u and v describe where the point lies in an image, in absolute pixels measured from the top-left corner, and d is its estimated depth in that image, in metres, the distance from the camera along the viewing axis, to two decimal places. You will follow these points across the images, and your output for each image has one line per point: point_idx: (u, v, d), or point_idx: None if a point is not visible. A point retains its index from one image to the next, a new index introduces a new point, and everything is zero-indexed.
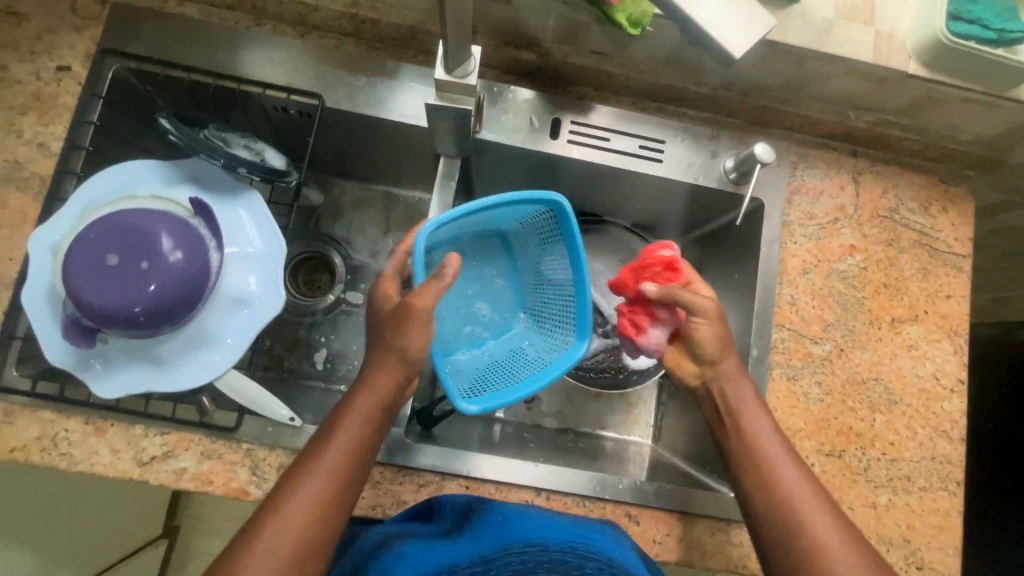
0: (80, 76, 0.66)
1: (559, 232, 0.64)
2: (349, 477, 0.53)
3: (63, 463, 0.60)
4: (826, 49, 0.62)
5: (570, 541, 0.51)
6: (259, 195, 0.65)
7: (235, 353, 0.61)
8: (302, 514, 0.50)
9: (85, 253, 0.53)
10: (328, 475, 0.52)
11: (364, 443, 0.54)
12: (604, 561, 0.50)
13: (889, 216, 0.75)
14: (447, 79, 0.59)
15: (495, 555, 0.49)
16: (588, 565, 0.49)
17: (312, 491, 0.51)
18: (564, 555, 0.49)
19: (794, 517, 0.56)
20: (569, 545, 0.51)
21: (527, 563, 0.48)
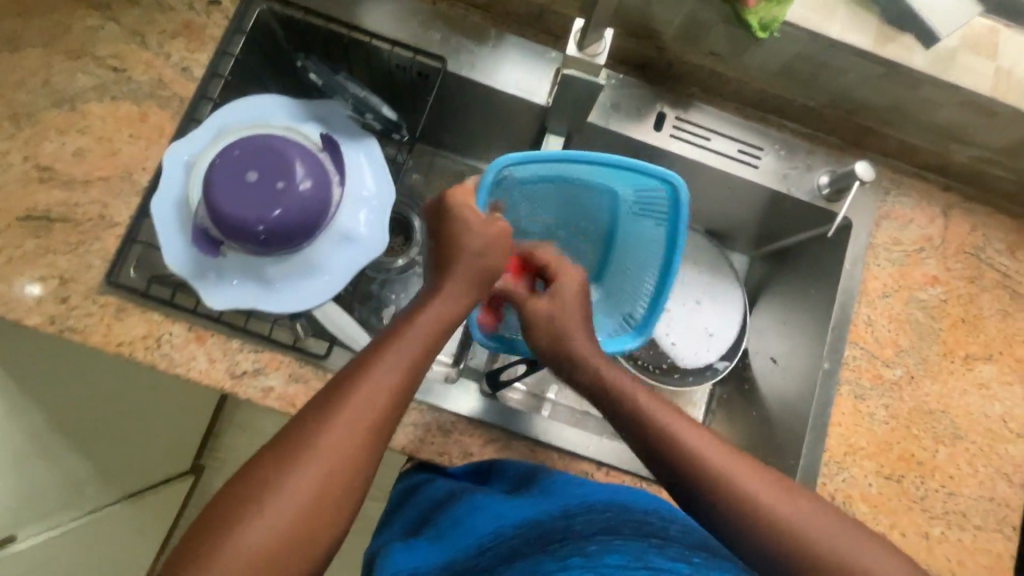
0: (228, 11, 0.71)
1: (665, 211, 0.66)
2: (398, 394, 0.50)
3: (163, 364, 0.62)
4: (947, 76, 0.64)
5: (649, 506, 0.52)
6: (376, 144, 0.69)
7: (335, 287, 0.64)
8: (339, 451, 0.46)
9: (228, 167, 0.58)
10: (382, 390, 0.49)
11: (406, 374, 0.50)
12: (684, 526, 0.50)
13: (974, 254, 0.75)
14: (578, 56, 0.62)
15: (578, 512, 0.51)
16: (671, 526, 0.50)
17: (364, 406, 0.48)
18: (647, 517, 0.50)
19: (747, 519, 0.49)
20: (657, 511, 0.52)
21: (611, 520, 0.49)
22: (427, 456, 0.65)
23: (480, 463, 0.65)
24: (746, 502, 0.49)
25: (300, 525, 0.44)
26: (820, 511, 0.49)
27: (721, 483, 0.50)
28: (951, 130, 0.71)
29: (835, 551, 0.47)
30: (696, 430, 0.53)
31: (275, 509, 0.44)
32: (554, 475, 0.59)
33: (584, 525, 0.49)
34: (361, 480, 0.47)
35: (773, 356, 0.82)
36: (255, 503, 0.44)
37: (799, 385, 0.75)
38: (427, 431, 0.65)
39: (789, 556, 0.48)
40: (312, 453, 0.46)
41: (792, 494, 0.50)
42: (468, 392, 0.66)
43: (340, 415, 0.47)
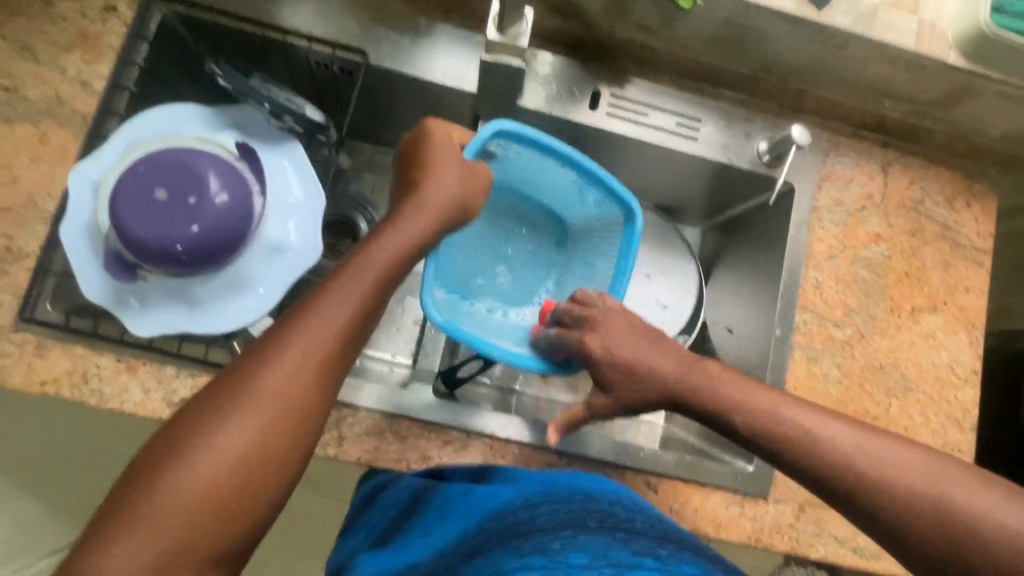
0: (127, 17, 0.66)
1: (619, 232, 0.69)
2: (355, 341, 0.49)
3: (93, 400, 0.59)
4: (872, 33, 0.63)
5: (617, 496, 0.50)
6: (301, 146, 0.65)
7: (269, 302, 0.61)
8: (285, 407, 0.44)
9: (133, 184, 0.54)
10: (333, 331, 0.47)
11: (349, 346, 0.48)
12: (651, 516, 0.48)
13: (914, 208, 0.76)
14: (499, 40, 0.59)
15: (542, 502, 0.48)
16: (637, 517, 0.47)
17: (316, 339, 0.46)
18: (612, 507, 0.47)
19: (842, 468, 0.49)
20: (619, 500, 0.49)
21: (575, 512, 0.46)
22: (385, 465, 0.63)
23: (438, 465, 0.63)
24: (876, 477, 0.48)
25: (234, 473, 0.42)
26: (957, 475, 0.47)
27: (848, 463, 0.49)
28: (882, 87, 0.70)
29: (978, 515, 0.45)
30: (798, 403, 0.53)
31: (211, 457, 0.41)
32: (509, 474, 0.56)
33: (548, 517, 0.45)
34: (304, 429, 0.45)
35: (729, 326, 0.83)
36: (197, 444, 0.42)
37: (753, 354, 0.76)
38: (382, 440, 0.63)
39: (929, 526, 0.46)
40: (257, 389, 0.44)
41: (926, 461, 0.48)
42: (421, 397, 0.65)
43: (299, 351, 0.45)
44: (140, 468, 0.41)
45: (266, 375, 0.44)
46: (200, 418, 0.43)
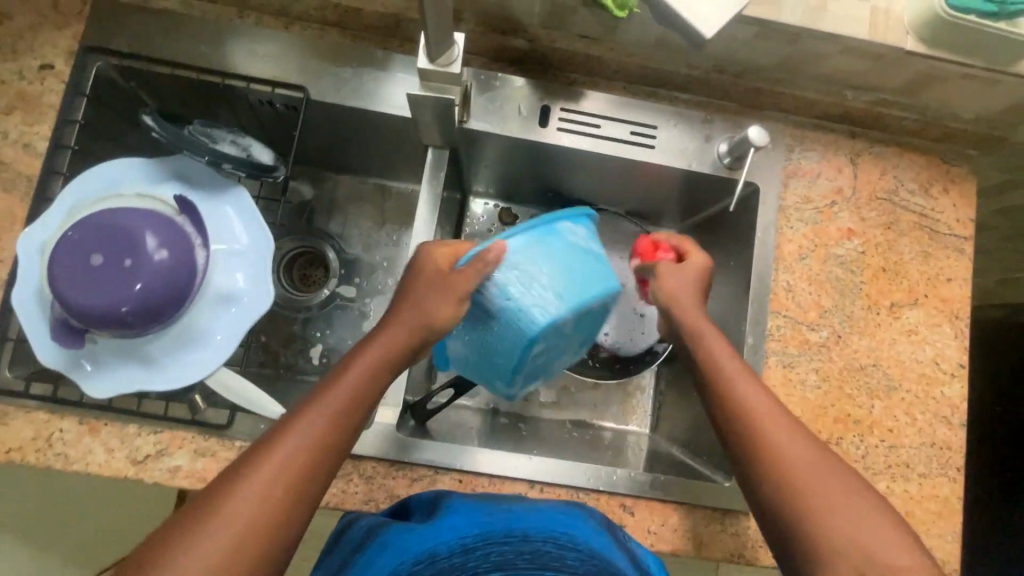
0: (63, 74, 0.66)
1: None
2: (355, 411, 0.49)
3: (58, 463, 0.60)
4: (822, 26, 0.60)
5: (551, 531, 0.51)
6: (246, 190, 0.65)
7: (225, 352, 0.60)
8: (286, 475, 0.45)
9: (71, 252, 0.53)
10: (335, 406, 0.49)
11: (352, 413, 0.49)
12: (587, 552, 0.49)
13: (888, 198, 0.73)
14: (431, 68, 0.57)
15: (478, 546, 0.49)
16: (569, 556, 0.49)
17: (325, 416, 0.48)
18: (544, 546, 0.49)
19: (807, 513, 0.48)
20: (553, 534, 0.51)
21: (507, 556, 0.48)
22: (354, 507, 0.63)
23: (402, 500, 0.62)
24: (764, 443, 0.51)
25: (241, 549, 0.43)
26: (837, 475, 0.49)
27: (817, 513, 0.48)
28: (842, 78, 0.67)
29: (850, 534, 0.46)
30: (800, 436, 0.52)
31: (221, 524, 0.43)
32: (444, 502, 0.55)
33: (478, 560, 0.48)
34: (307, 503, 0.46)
35: None
36: (206, 520, 0.43)
37: None
38: (349, 482, 0.63)
39: (792, 501, 0.49)
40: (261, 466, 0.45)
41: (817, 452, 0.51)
42: (385, 438, 0.64)
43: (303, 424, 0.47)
44: (147, 549, 0.43)
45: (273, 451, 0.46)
46: (211, 491, 0.45)
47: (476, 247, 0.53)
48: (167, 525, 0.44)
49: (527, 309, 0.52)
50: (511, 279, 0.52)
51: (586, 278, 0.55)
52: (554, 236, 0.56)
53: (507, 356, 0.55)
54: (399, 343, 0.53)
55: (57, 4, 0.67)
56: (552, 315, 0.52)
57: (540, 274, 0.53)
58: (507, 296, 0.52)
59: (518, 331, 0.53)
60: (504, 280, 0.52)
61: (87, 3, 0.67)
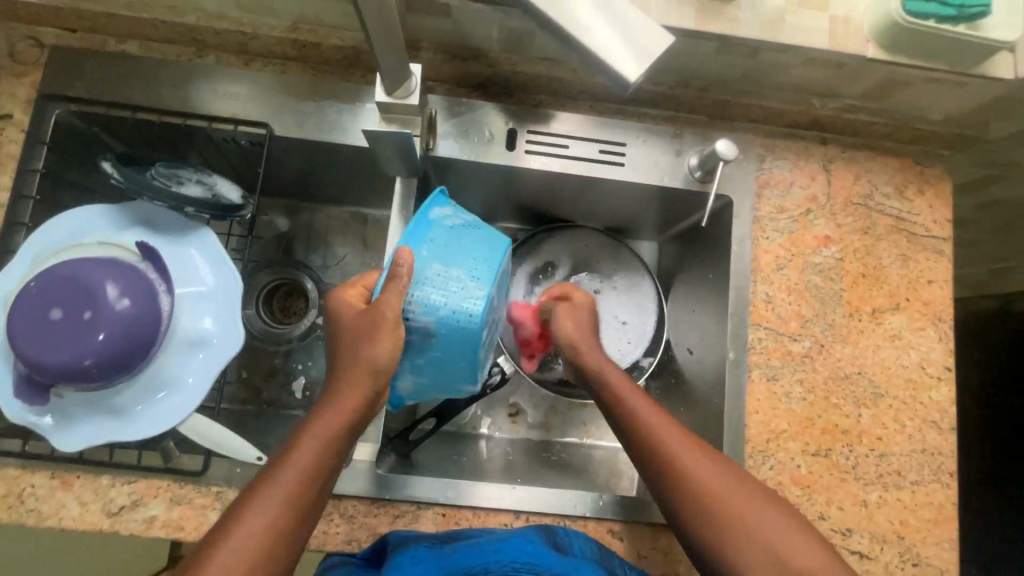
0: (23, 123, 0.65)
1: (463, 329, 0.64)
2: (338, 455, 0.49)
3: (31, 520, 0.59)
4: (781, 38, 0.59)
5: (516, 560, 0.53)
6: (211, 230, 0.64)
7: (195, 398, 0.59)
8: (271, 526, 0.45)
9: (30, 307, 0.52)
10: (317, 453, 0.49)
11: (334, 455, 0.49)
12: None
13: (863, 203, 0.72)
14: (389, 101, 0.56)
15: None
16: None
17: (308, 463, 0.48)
18: None
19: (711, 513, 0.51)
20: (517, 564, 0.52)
21: None
22: (336, 548, 0.62)
23: (378, 538, 0.61)
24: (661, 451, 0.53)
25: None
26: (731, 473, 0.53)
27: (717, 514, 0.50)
28: (808, 86, 0.67)
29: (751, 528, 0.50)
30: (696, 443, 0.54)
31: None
32: (396, 552, 0.55)
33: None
34: (284, 565, 0.46)
35: (689, 346, 0.79)
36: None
37: (710, 380, 0.72)
38: (329, 522, 0.62)
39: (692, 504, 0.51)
40: (232, 542, 0.44)
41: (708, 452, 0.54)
42: (364, 475, 0.63)
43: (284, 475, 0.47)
44: None
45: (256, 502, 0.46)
46: (199, 550, 0.45)
47: (383, 278, 0.49)
48: None
49: (459, 306, 0.49)
50: (427, 289, 0.50)
51: (485, 248, 0.53)
52: (438, 227, 0.53)
53: (461, 360, 0.52)
54: (364, 391, 0.49)
55: (13, 54, 0.66)
56: (485, 299, 0.50)
57: (448, 269, 0.51)
58: (432, 304, 0.49)
59: (458, 331, 0.50)
60: (422, 292, 0.49)
61: (44, 51, 0.67)
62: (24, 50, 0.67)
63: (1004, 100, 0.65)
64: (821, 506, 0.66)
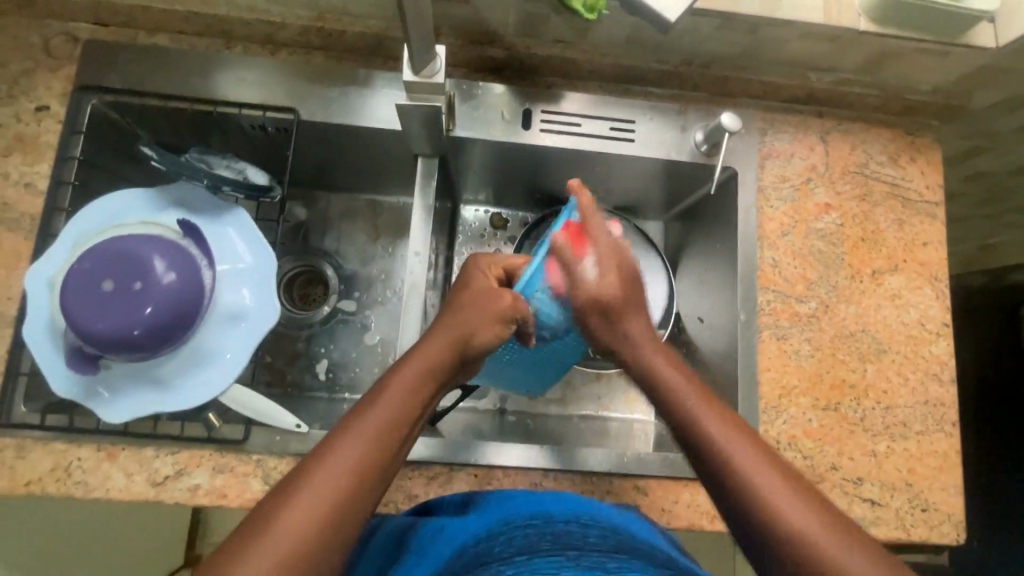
0: (60, 114, 0.68)
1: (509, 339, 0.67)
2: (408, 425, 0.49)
3: (79, 492, 0.61)
4: (780, 14, 0.64)
5: (573, 512, 0.47)
6: (245, 211, 0.67)
7: (234, 370, 0.61)
8: (338, 486, 0.44)
9: (82, 280, 0.55)
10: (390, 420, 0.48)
11: (405, 425, 0.49)
12: (609, 528, 0.46)
13: (859, 171, 0.76)
14: (415, 80, 0.60)
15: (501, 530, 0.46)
16: (592, 535, 0.44)
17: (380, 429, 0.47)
18: (566, 526, 0.45)
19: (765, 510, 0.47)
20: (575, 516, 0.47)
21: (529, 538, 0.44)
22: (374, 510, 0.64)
23: (425, 502, 0.64)
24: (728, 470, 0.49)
25: (311, 550, 0.42)
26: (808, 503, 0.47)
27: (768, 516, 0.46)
28: (804, 61, 0.71)
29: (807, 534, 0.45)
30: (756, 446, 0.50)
31: (274, 536, 0.42)
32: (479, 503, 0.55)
33: (505, 545, 0.43)
34: (347, 533, 0.44)
35: (700, 315, 0.82)
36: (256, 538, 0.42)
37: (722, 343, 0.75)
38: None
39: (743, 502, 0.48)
40: (309, 490, 0.44)
41: (800, 491, 0.47)
42: None
43: (354, 439, 0.47)
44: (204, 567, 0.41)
45: (325, 461, 0.45)
46: (263, 506, 0.44)
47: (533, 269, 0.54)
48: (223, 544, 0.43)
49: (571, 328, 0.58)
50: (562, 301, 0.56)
51: None
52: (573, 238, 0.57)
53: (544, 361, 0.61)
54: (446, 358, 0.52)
55: (50, 48, 0.69)
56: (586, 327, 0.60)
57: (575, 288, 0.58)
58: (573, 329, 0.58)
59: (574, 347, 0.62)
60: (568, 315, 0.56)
61: (78, 45, 0.70)
62: (60, 44, 0.70)
63: (986, 69, 0.70)
64: (833, 457, 0.69)
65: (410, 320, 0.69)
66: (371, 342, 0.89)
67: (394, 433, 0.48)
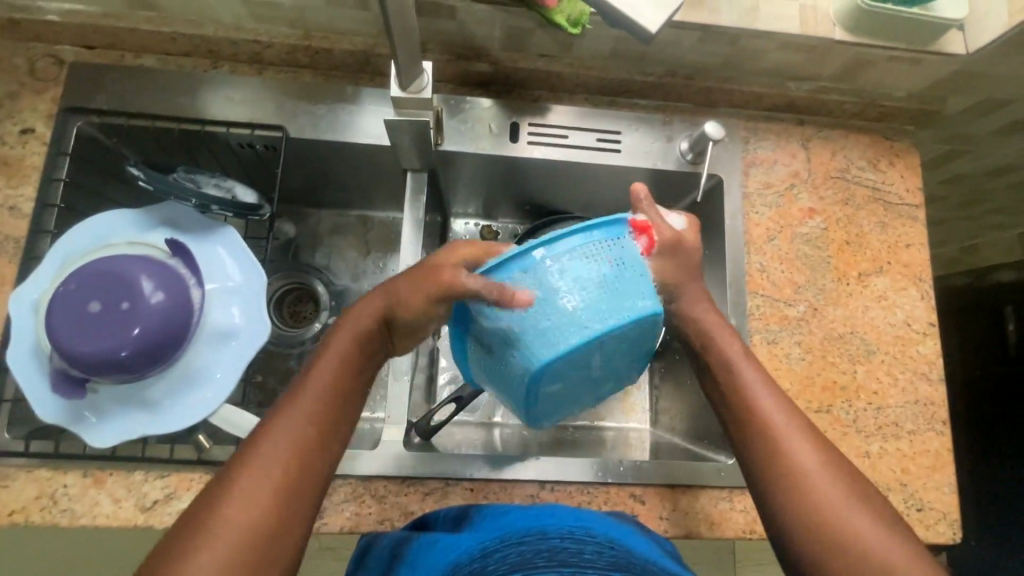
0: (45, 135, 0.68)
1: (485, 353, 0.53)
2: (355, 380, 0.53)
3: (64, 520, 0.59)
4: (757, 25, 0.66)
5: (569, 527, 0.46)
6: (234, 230, 0.67)
7: (226, 390, 0.60)
8: (293, 447, 0.47)
9: (67, 302, 0.54)
10: (334, 382, 0.52)
11: (350, 384, 0.52)
12: (604, 543, 0.45)
13: (841, 176, 0.78)
14: (403, 96, 0.60)
15: (495, 546, 0.45)
16: (588, 549, 0.43)
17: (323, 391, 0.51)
18: (563, 542, 0.44)
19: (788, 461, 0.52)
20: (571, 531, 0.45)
21: (525, 553, 0.43)
22: (369, 528, 0.63)
23: (422, 517, 0.63)
24: (767, 427, 0.54)
25: (270, 511, 0.45)
26: (831, 461, 0.52)
27: (789, 465, 0.52)
28: (783, 71, 0.73)
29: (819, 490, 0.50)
30: (788, 408, 0.55)
31: (234, 500, 0.44)
32: (474, 518, 0.54)
33: (498, 561, 0.42)
34: (312, 491, 0.47)
35: None
36: (217, 503, 0.44)
37: None
38: (362, 503, 0.64)
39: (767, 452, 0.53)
40: (261, 454, 0.47)
41: (828, 457, 0.52)
42: (395, 455, 0.65)
43: (299, 401, 0.50)
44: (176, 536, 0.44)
45: (274, 424, 0.48)
46: (219, 473, 0.46)
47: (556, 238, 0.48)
48: (191, 511, 0.45)
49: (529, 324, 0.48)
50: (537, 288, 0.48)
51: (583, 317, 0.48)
52: (599, 251, 0.49)
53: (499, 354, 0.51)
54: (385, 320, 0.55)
55: (35, 71, 0.70)
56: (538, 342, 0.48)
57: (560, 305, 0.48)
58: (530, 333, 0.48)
59: (524, 370, 0.49)
60: (520, 319, 0.48)
61: (64, 68, 0.70)
62: (45, 67, 0.70)
63: (958, 74, 0.72)
64: None
65: None
66: None
67: (338, 394, 0.51)
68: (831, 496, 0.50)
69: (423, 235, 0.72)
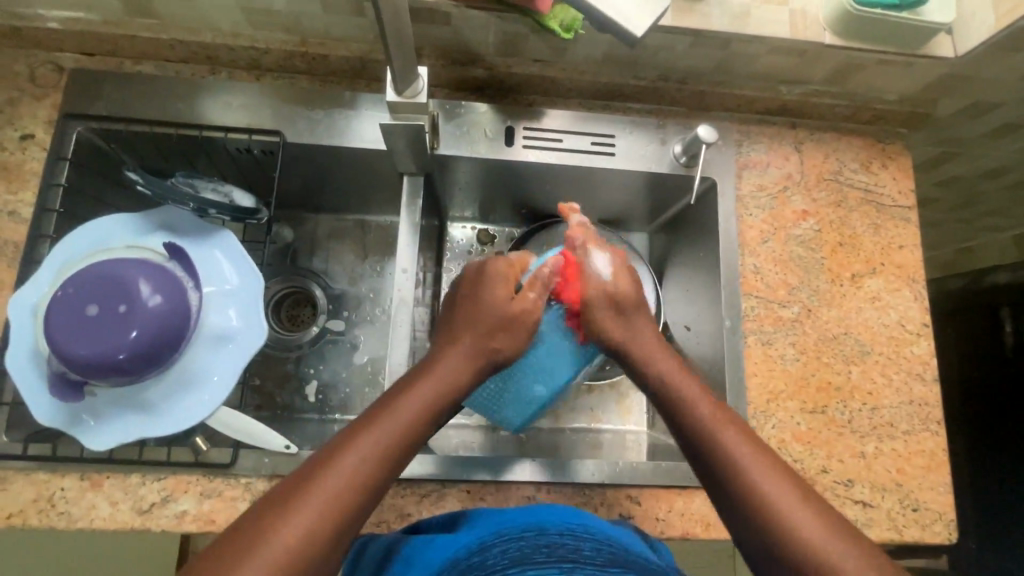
0: (45, 141, 0.69)
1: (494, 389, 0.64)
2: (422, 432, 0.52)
3: (62, 522, 0.60)
4: (748, 29, 0.66)
5: (567, 525, 0.47)
6: (231, 233, 0.67)
7: (222, 393, 0.60)
8: (348, 488, 0.46)
9: (66, 306, 0.55)
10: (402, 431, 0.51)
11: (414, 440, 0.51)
12: (603, 539, 0.46)
13: (834, 178, 0.79)
14: (398, 100, 0.61)
15: (493, 543, 0.45)
16: (586, 545, 0.44)
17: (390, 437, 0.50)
18: (560, 538, 0.44)
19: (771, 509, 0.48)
20: (568, 528, 0.46)
21: (523, 549, 0.43)
22: (366, 531, 0.64)
23: (419, 521, 0.64)
24: (744, 473, 0.51)
25: (310, 548, 0.43)
26: (815, 506, 0.49)
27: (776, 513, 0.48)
28: (774, 75, 0.74)
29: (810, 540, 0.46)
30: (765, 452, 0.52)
31: (283, 530, 0.43)
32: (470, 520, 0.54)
33: (496, 556, 0.43)
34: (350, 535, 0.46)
35: (686, 323, 0.83)
36: (266, 531, 0.43)
37: (709, 352, 0.76)
38: None
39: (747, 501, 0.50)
40: (323, 485, 0.46)
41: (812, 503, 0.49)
42: None
43: (366, 442, 0.49)
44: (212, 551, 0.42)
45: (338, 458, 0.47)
46: (270, 501, 0.45)
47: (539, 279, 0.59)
48: (231, 534, 0.43)
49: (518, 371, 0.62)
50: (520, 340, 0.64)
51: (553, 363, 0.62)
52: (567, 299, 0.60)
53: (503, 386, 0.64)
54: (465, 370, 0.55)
55: (35, 78, 0.70)
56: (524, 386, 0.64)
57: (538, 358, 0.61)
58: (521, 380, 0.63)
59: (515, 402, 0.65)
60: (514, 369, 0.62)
61: (64, 74, 0.71)
62: (45, 74, 0.71)
63: (948, 78, 0.73)
64: (823, 460, 0.70)
65: (402, 336, 0.69)
66: (361, 361, 0.88)
67: (404, 446, 0.50)
68: (823, 545, 0.46)
69: (420, 238, 0.72)
